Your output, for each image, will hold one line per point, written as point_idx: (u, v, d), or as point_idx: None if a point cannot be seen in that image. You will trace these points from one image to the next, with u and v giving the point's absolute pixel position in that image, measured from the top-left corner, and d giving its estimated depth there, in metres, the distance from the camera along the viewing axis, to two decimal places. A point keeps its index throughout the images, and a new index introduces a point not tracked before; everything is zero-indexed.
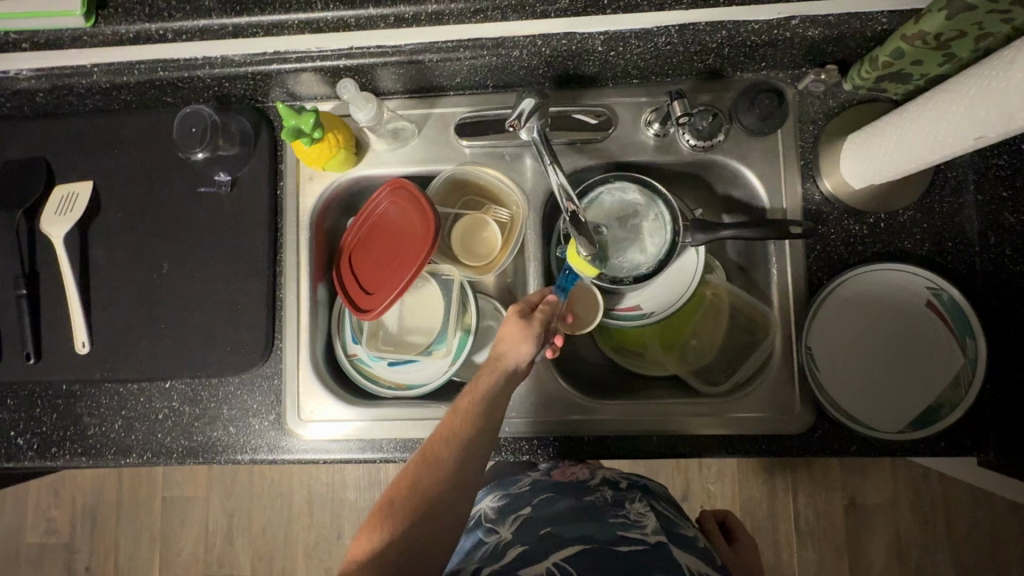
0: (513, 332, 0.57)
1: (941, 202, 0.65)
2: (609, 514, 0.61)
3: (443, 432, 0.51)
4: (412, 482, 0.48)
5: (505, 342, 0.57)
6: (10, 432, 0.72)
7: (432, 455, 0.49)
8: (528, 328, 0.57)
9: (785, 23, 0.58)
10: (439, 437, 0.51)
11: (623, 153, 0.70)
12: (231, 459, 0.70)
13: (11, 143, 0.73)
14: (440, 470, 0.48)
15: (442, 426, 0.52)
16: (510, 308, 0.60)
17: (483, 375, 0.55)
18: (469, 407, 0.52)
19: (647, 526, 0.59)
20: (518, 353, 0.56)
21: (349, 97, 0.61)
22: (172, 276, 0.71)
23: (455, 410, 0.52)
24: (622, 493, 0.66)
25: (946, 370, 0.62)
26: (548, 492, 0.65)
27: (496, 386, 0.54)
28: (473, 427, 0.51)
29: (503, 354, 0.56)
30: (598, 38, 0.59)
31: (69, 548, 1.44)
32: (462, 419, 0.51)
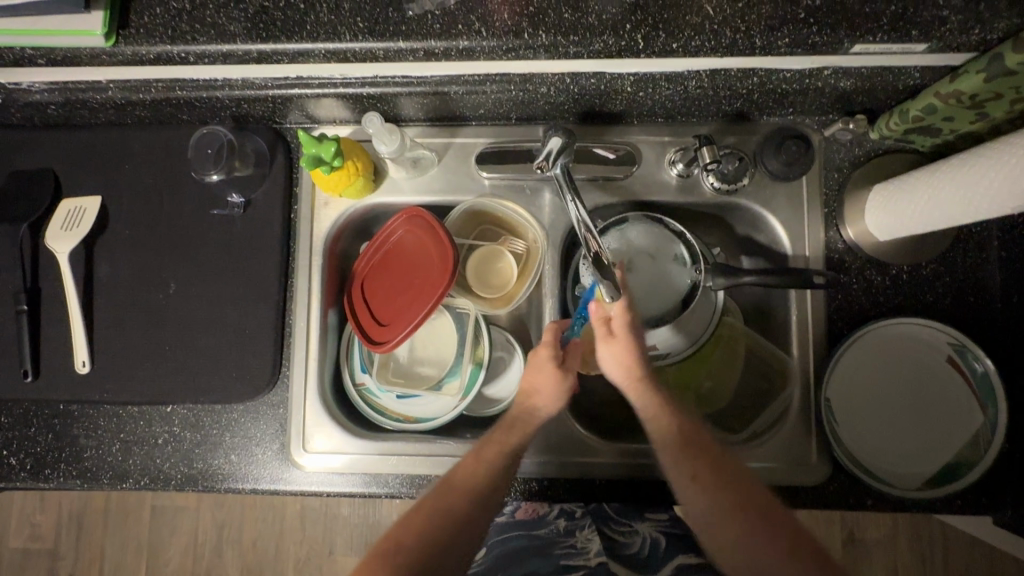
0: (544, 381, 0.59)
1: (965, 255, 0.65)
2: (555, 547, 0.61)
3: (461, 476, 0.54)
4: (421, 525, 0.50)
5: (540, 389, 0.59)
6: (4, 451, 0.69)
7: (449, 498, 0.52)
8: (564, 379, 0.59)
9: (818, 73, 0.57)
10: (460, 480, 0.54)
11: (645, 192, 0.69)
12: (231, 488, 0.68)
13: (18, 153, 0.72)
14: (454, 514, 0.51)
15: (460, 471, 0.55)
16: (543, 350, 0.60)
17: (512, 426, 0.58)
18: (492, 456, 0.55)
19: (590, 552, 0.60)
20: (553, 402, 0.59)
21: (374, 131, 0.60)
22: (178, 297, 0.69)
23: (476, 456, 0.55)
24: (575, 520, 0.65)
25: (965, 428, 0.61)
26: (506, 534, 0.65)
27: (518, 438, 0.57)
28: (493, 475, 0.54)
29: (538, 403, 0.59)
30: (629, 79, 0.59)
31: (52, 555, 1.40)
32: (484, 466, 0.55)
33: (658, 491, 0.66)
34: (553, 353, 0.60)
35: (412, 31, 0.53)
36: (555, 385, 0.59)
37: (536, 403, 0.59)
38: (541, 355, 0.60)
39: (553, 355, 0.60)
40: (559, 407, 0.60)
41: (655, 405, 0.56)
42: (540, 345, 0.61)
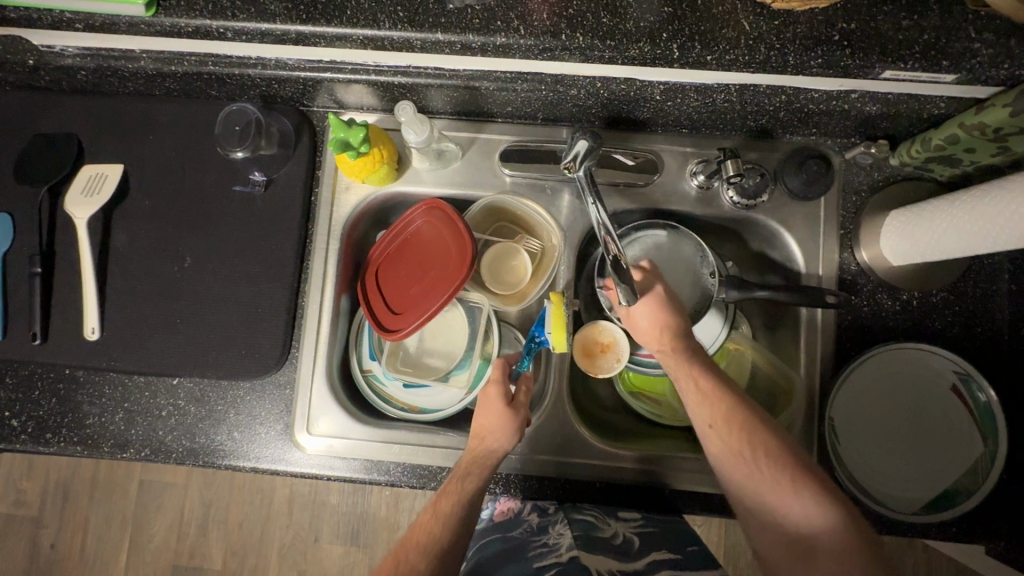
0: (494, 419, 0.59)
1: (975, 286, 0.65)
2: (529, 548, 0.60)
3: (420, 535, 0.53)
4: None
5: (490, 428, 0.59)
6: (7, 412, 0.69)
7: (407, 561, 0.50)
8: (513, 417, 0.60)
9: (845, 96, 0.58)
10: (417, 541, 0.52)
11: (664, 201, 0.70)
12: (232, 465, 0.68)
13: (44, 115, 0.72)
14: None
15: (417, 532, 0.53)
16: (490, 389, 0.61)
17: (465, 473, 0.57)
18: (448, 508, 0.54)
19: (561, 548, 0.59)
20: (503, 439, 0.59)
21: (406, 119, 0.60)
22: (193, 271, 0.70)
23: (432, 511, 0.54)
24: (547, 515, 0.65)
25: (965, 454, 0.61)
26: (490, 541, 0.66)
27: (473, 485, 0.55)
28: (450, 529, 0.52)
29: (488, 444, 0.58)
30: (659, 87, 0.60)
31: (36, 522, 1.39)
32: (439, 522, 0.53)
33: (656, 497, 0.66)
34: (501, 389, 0.61)
35: (451, 24, 0.53)
36: (504, 421, 0.59)
37: (489, 443, 0.58)
38: (489, 393, 0.61)
39: (500, 392, 0.61)
40: (514, 442, 0.59)
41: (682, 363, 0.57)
42: (489, 382, 0.62)
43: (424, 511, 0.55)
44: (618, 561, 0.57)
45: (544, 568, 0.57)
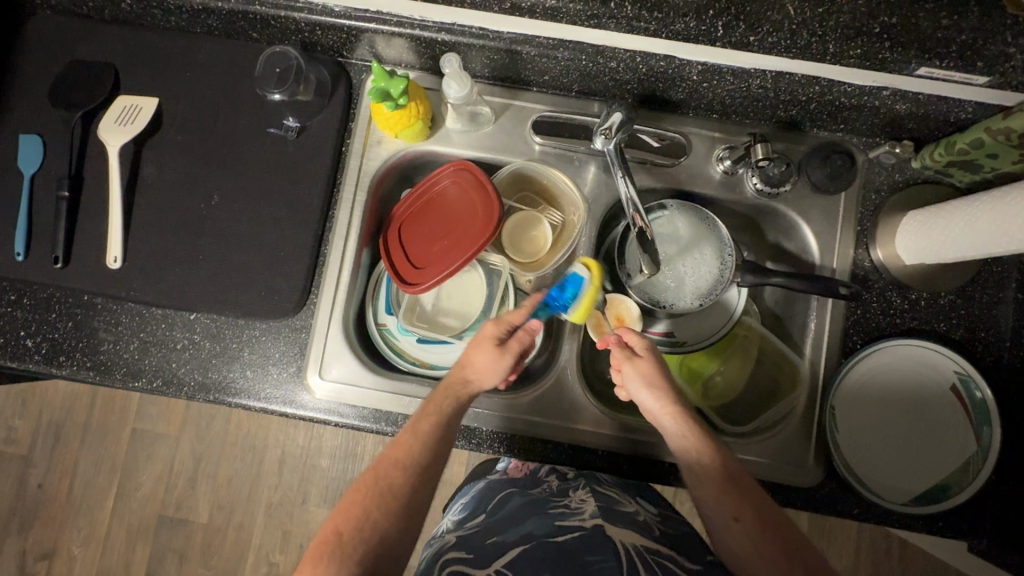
0: (485, 359, 0.60)
1: (983, 292, 0.67)
2: (550, 505, 0.61)
3: (397, 452, 0.54)
4: (365, 509, 0.50)
5: (476, 365, 0.60)
6: (22, 331, 0.70)
7: (387, 478, 0.52)
8: (501, 359, 0.60)
9: (877, 92, 0.60)
10: (394, 459, 0.54)
11: (689, 183, 0.71)
12: (241, 403, 0.68)
13: (83, 43, 0.72)
14: (392, 496, 0.51)
15: (393, 451, 0.55)
16: (488, 327, 0.62)
17: (444, 398, 0.58)
18: (430, 432, 0.56)
19: (586, 513, 0.59)
20: (488, 377, 0.60)
21: (450, 72, 0.61)
22: (220, 210, 0.70)
23: (413, 434, 0.55)
24: (568, 482, 0.66)
25: (958, 454, 0.63)
26: (505, 492, 0.66)
27: (452, 415, 0.57)
28: (427, 452, 0.55)
29: (471, 378, 0.60)
30: (696, 67, 0.61)
31: (24, 461, 1.38)
32: (420, 444, 0.55)
33: (655, 469, 0.68)
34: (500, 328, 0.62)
35: None
36: (494, 362, 0.60)
37: (474, 379, 0.60)
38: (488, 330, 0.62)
39: (497, 331, 0.61)
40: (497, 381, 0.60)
41: (694, 438, 0.57)
42: (490, 322, 0.62)
43: (401, 432, 0.57)
44: (619, 528, 0.58)
45: (566, 526, 0.58)
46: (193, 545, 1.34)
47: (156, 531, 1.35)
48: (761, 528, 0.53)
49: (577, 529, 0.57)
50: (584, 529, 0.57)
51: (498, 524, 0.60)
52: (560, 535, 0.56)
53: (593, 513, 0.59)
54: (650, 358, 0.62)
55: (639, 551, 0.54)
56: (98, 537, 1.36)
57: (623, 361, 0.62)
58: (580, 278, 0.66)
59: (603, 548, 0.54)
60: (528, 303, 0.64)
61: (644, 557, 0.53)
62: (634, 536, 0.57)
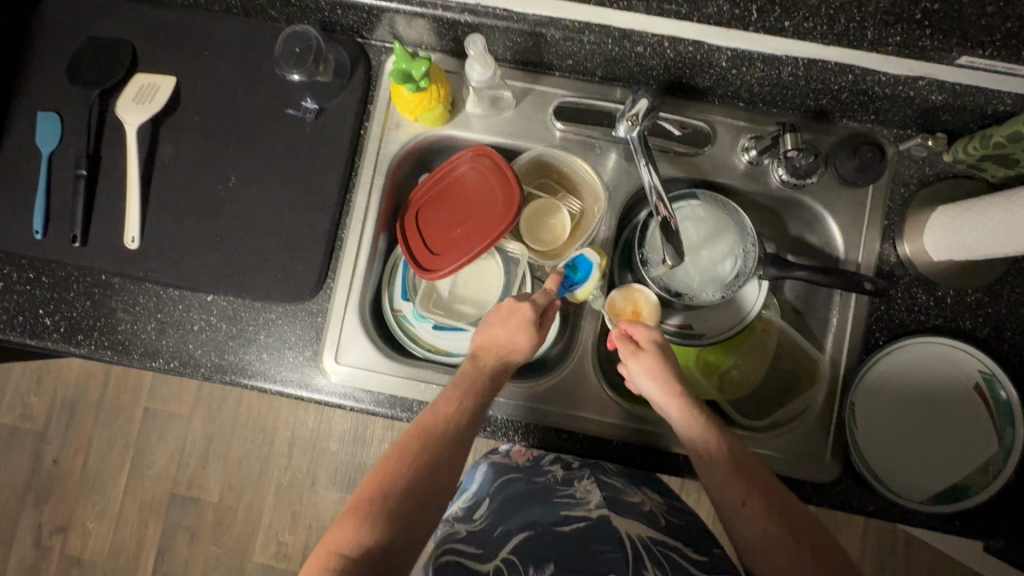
0: (520, 335, 0.60)
1: (1011, 290, 0.66)
2: (555, 496, 0.61)
3: (437, 419, 0.54)
4: (405, 474, 0.50)
5: (511, 342, 0.60)
6: (40, 310, 0.70)
7: (428, 446, 0.52)
8: (535, 334, 0.61)
9: (912, 82, 0.58)
10: (434, 426, 0.54)
11: (713, 173, 0.70)
12: (257, 385, 0.68)
13: (100, 19, 0.71)
14: (433, 465, 0.51)
15: (430, 417, 0.55)
16: (524, 303, 0.61)
17: (484, 369, 0.59)
18: (467, 405, 0.56)
19: (591, 503, 0.59)
20: (522, 351, 0.61)
21: (474, 54, 0.60)
22: (237, 191, 0.70)
23: (453, 404, 0.56)
24: (572, 472, 0.66)
25: (979, 453, 0.63)
26: (509, 479, 0.67)
27: (486, 390, 0.58)
28: (463, 423, 0.55)
29: (508, 352, 0.60)
30: (725, 54, 0.59)
31: (39, 437, 1.40)
32: (458, 413, 0.55)
33: (670, 461, 0.68)
34: (535, 307, 0.62)
35: None
36: (529, 339, 0.61)
37: (507, 354, 0.60)
38: (523, 307, 0.61)
39: (534, 308, 0.61)
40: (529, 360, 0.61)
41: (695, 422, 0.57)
42: (524, 301, 0.62)
43: (438, 401, 0.57)
44: (632, 520, 0.58)
45: (572, 516, 0.58)
46: (204, 523, 1.36)
47: (168, 508, 1.37)
48: (769, 514, 0.52)
49: (583, 519, 0.57)
50: (590, 520, 0.57)
51: (505, 513, 0.61)
52: (564, 525, 0.57)
53: (601, 503, 0.59)
54: (654, 349, 0.61)
55: (644, 542, 0.54)
56: (112, 513, 1.38)
57: (628, 350, 0.62)
58: (589, 260, 0.66)
59: (610, 538, 0.54)
60: (548, 282, 0.64)
61: (650, 550, 0.53)
62: (640, 527, 0.57)
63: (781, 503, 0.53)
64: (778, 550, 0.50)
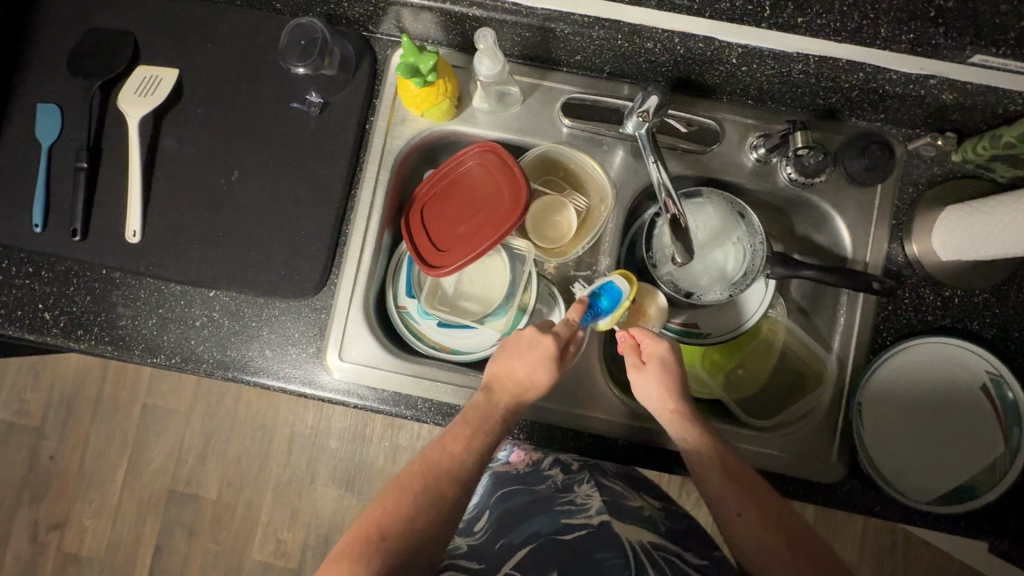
0: (541, 373, 0.59)
1: (1018, 291, 0.66)
2: (556, 502, 0.61)
3: (443, 457, 0.53)
4: (405, 515, 0.50)
5: (532, 380, 0.59)
6: (39, 304, 0.69)
7: (431, 485, 0.52)
8: (558, 371, 0.59)
9: (923, 81, 0.58)
10: (438, 465, 0.53)
11: (720, 171, 0.69)
12: (259, 382, 0.68)
13: (102, 10, 0.70)
14: (434, 508, 0.50)
15: (435, 454, 0.54)
16: (550, 339, 0.59)
17: (496, 404, 0.58)
18: (477, 446, 0.55)
19: (592, 509, 0.59)
20: (541, 389, 0.59)
21: (483, 48, 0.59)
22: (240, 186, 0.69)
23: (461, 445, 0.54)
24: (571, 475, 0.66)
25: (986, 452, 0.62)
26: (508, 489, 0.66)
27: (497, 430, 0.57)
28: (472, 464, 0.54)
29: (529, 390, 0.59)
30: (736, 50, 0.59)
31: (36, 433, 1.39)
32: (467, 454, 0.54)
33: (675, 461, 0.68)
34: (559, 345, 0.59)
35: None
36: (549, 378, 0.59)
37: (525, 391, 0.59)
38: (547, 342, 0.59)
39: (557, 344, 0.59)
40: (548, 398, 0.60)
41: (694, 435, 0.57)
42: (549, 334, 0.60)
43: (445, 435, 0.55)
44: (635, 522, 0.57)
45: (573, 524, 0.58)
46: (203, 520, 1.36)
47: (166, 505, 1.36)
48: (767, 527, 0.52)
49: (584, 526, 0.58)
50: (591, 527, 0.58)
51: (505, 524, 0.61)
52: (566, 533, 0.57)
53: (602, 508, 0.59)
54: (659, 361, 0.60)
55: (645, 547, 0.55)
56: (110, 509, 1.37)
57: (632, 361, 0.60)
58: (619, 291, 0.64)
59: (609, 543, 0.55)
60: (574, 314, 0.62)
61: (652, 555, 0.54)
62: (641, 531, 0.57)
63: (776, 512, 0.53)
64: (775, 563, 0.50)
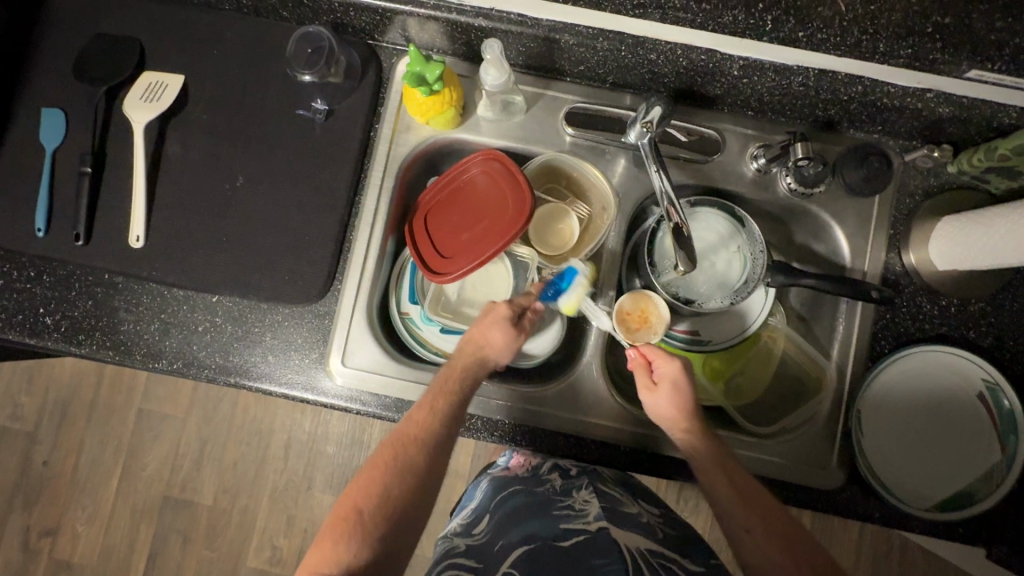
0: (502, 334, 0.60)
1: (1013, 301, 0.67)
2: (554, 506, 0.61)
3: (413, 427, 0.54)
4: (384, 482, 0.50)
5: (492, 340, 0.60)
6: (40, 309, 0.69)
7: (407, 455, 0.52)
8: (517, 334, 0.61)
9: (920, 94, 0.59)
10: (410, 435, 0.53)
11: (721, 180, 0.70)
12: (261, 388, 0.68)
13: (108, 16, 0.71)
14: (410, 471, 0.51)
15: (407, 424, 0.54)
16: (503, 304, 0.62)
17: (462, 369, 0.58)
18: (443, 410, 0.55)
19: (590, 515, 0.58)
20: (503, 353, 0.60)
21: (490, 58, 0.60)
22: (244, 191, 0.69)
23: (428, 410, 0.55)
24: (571, 481, 0.66)
25: (982, 461, 0.63)
26: (510, 493, 0.67)
27: (463, 391, 0.57)
28: (442, 427, 0.54)
29: (489, 353, 0.60)
30: (737, 62, 0.60)
31: (30, 437, 1.38)
32: (434, 419, 0.55)
33: (676, 468, 0.68)
34: (512, 308, 0.62)
35: None
36: (510, 338, 0.60)
37: (488, 352, 0.60)
38: (500, 309, 0.61)
39: (511, 309, 0.62)
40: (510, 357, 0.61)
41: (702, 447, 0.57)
42: (503, 302, 0.62)
43: (415, 408, 0.56)
44: (637, 529, 0.58)
45: (570, 529, 0.57)
46: (198, 526, 1.34)
47: (161, 511, 1.35)
48: (773, 540, 0.51)
49: (582, 532, 0.56)
50: (589, 532, 0.56)
51: (503, 526, 0.61)
52: (564, 538, 0.56)
53: (600, 515, 0.58)
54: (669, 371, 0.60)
55: (644, 553, 0.53)
56: (103, 515, 1.35)
57: (642, 373, 0.62)
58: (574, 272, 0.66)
59: (609, 551, 0.53)
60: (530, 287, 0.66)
61: (649, 561, 0.52)
62: (639, 538, 0.56)
63: (783, 523, 0.52)
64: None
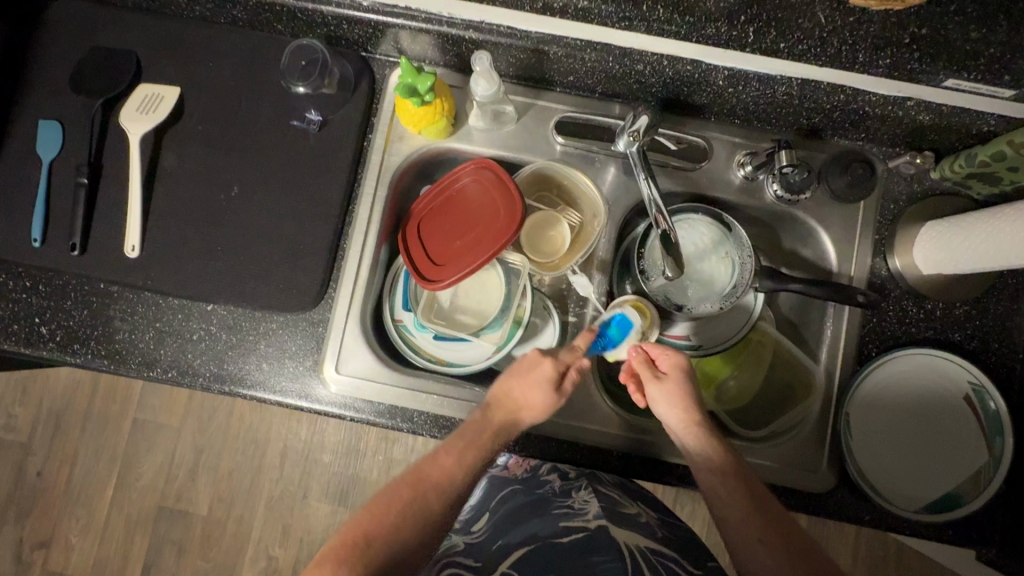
0: (539, 397, 0.60)
1: (997, 304, 0.68)
2: (554, 506, 0.62)
3: (441, 476, 0.55)
4: (396, 516, 0.51)
5: (528, 402, 0.60)
6: (35, 318, 0.69)
7: (425, 499, 0.53)
8: (555, 396, 0.61)
9: (900, 103, 0.61)
10: (434, 479, 0.54)
11: (709, 187, 0.71)
12: (256, 396, 0.68)
13: (105, 30, 0.72)
14: (429, 519, 0.52)
15: (427, 466, 0.55)
16: (547, 360, 0.61)
17: (496, 427, 0.59)
18: (471, 462, 0.56)
19: (589, 514, 0.60)
20: (536, 413, 0.61)
21: (479, 70, 0.61)
22: (239, 201, 0.70)
23: (457, 459, 0.56)
24: (570, 482, 0.67)
25: (970, 462, 0.64)
26: (509, 492, 0.68)
27: (494, 450, 0.58)
28: (466, 483, 0.55)
29: (522, 413, 0.60)
30: (722, 72, 0.61)
31: (24, 449, 1.37)
32: (462, 473, 0.55)
33: (669, 472, 0.68)
34: (556, 370, 0.61)
35: None
36: (546, 401, 0.60)
37: (521, 413, 0.60)
38: (543, 367, 0.61)
39: (552, 369, 0.61)
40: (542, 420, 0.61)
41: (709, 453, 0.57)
42: (548, 357, 0.62)
43: (442, 449, 0.57)
44: (630, 532, 0.58)
45: (570, 527, 0.58)
46: (192, 536, 1.34)
47: (156, 522, 1.34)
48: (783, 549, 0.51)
49: (582, 530, 0.58)
50: (588, 530, 0.58)
51: (503, 525, 0.62)
52: (564, 537, 0.57)
53: (599, 513, 0.60)
54: (674, 376, 0.61)
55: (643, 551, 0.55)
56: (98, 526, 1.35)
57: (648, 377, 0.62)
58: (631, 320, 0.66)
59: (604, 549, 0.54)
60: (580, 340, 0.64)
61: (648, 558, 0.54)
62: (636, 537, 0.57)
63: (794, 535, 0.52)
64: None
